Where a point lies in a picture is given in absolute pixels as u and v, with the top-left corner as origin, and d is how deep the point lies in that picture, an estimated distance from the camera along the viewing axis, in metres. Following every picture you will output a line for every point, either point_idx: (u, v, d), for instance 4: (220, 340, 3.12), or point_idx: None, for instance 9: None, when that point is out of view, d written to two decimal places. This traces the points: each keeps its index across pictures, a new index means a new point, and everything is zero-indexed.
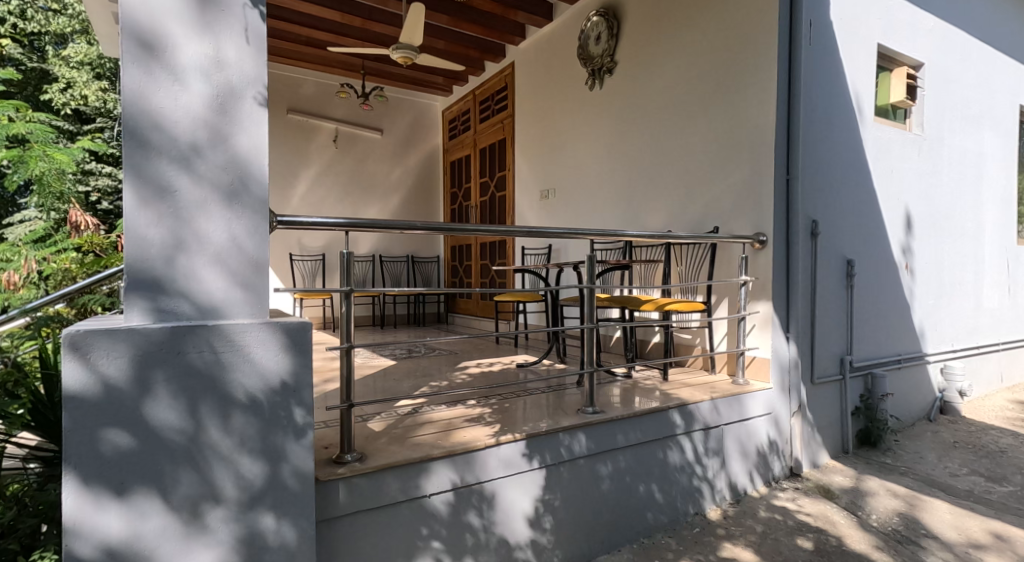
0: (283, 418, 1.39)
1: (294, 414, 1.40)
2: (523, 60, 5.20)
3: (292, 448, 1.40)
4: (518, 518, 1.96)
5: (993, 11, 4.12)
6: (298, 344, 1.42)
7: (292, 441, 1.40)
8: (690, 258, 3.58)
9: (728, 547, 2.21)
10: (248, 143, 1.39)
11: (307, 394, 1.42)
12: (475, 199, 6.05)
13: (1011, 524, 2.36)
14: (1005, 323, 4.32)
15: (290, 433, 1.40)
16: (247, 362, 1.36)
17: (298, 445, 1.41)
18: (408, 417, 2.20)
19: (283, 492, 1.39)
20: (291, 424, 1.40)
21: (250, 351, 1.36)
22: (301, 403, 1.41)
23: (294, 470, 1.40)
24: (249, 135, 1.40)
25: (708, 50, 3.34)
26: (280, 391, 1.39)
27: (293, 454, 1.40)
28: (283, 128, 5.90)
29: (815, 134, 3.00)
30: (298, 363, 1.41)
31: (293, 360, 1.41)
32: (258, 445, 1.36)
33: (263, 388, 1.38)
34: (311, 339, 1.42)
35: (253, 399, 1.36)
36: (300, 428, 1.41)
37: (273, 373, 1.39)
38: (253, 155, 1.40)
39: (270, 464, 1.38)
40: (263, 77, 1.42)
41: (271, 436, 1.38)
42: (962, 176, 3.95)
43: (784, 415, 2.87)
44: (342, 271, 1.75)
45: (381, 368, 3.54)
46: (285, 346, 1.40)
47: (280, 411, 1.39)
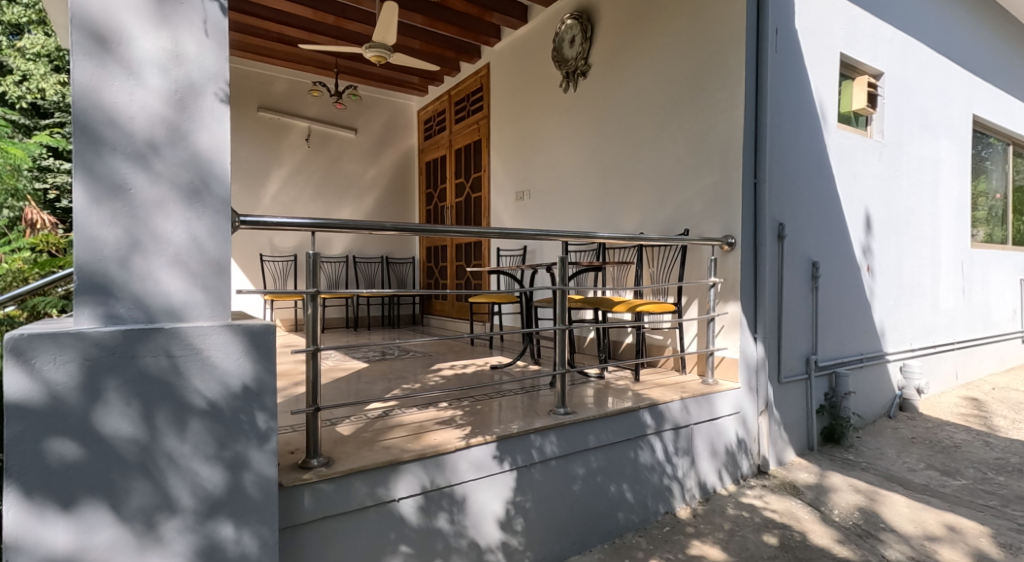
0: (245, 424, 1.36)
1: (256, 420, 1.37)
2: (498, 61, 5.20)
3: (254, 454, 1.38)
4: (489, 520, 1.95)
5: (949, 23, 4.28)
6: (261, 347, 1.39)
7: (254, 446, 1.37)
8: (661, 260, 3.62)
9: (697, 544, 2.24)
10: (208, 140, 1.36)
11: (270, 398, 1.40)
12: (450, 200, 6.03)
13: (965, 517, 2.44)
14: (961, 323, 4.49)
15: (252, 439, 1.37)
16: (207, 367, 1.33)
17: (261, 450, 1.38)
18: (378, 420, 2.18)
19: (242, 500, 1.36)
20: (253, 429, 1.37)
21: (209, 356, 1.33)
22: (264, 408, 1.39)
23: (255, 478, 1.37)
24: (210, 132, 1.36)
25: (679, 55, 3.39)
26: (242, 395, 1.36)
27: (255, 461, 1.38)
28: (253, 127, 5.77)
29: (782, 138, 3.07)
30: (262, 367, 1.39)
31: (256, 363, 1.39)
32: (217, 452, 1.33)
33: (223, 393, 1.34)
34: (276, 341, 1.40)
35: (213, 404, 1.33)
36: (262, 433, 1.38)
37: (234, 377, 1.36)
38: (215, 153, 1.37)
39: (230, 471, 1.34)
40: (225, 72, 1.39)
41: (232, 442, 1.35)
42: (920, 181, 4.10)
43: (751, 414, 2.92)
44: (308, 272, 1.71)
45: (353, 370, 3.49)
46: (247, 349, 1.38)
47: (241, 416, 1.36)
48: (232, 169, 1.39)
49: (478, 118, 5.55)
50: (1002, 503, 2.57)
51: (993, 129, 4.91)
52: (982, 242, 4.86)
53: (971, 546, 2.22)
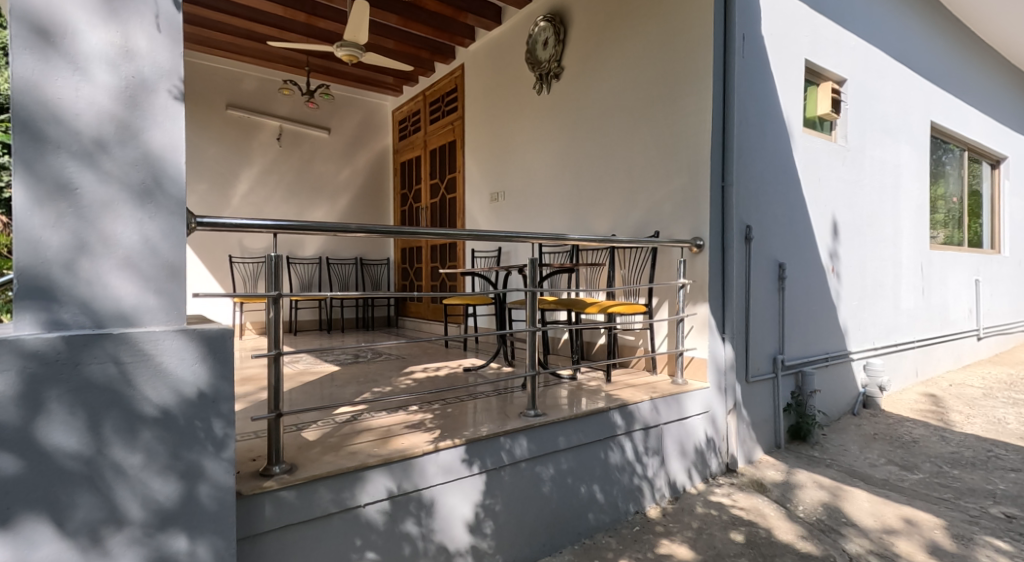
0: (200, 432, 1.33)
1: (212, 427, 1.35)
2: (472, 62, 5.18)
3: (210, 463, 1.34)
4: (457, 524, 1.93)
5: (909, 33, 4.43)
6: (218, 352, 1.37)
7: (210, 455, 1.34)
8: (633, 262, 3.65)
9: (666, 543, 2.26)
10: (161, 138, 1.32)
11: (227, 405, 1.37)
12: (425, 201, 5.98)
13: (921, 509, 2.51)
14: (921, 322, 4.64)
15: (208, 447, 1.34)
16: (159, 373, 1.29)
17: (217, 458, 1.35)
18: (346, 425, 2.14)
19: (197, 511, 1.33)
20: (209, 437, 1.34)
21: (162, 361, 1.29)
22: (220, 415, 1.36)
23: (211, 487, 1.35)
24: (163, 131, 1.33)
25: (649, 58, 3.42)
26: (197, 402, 1.34)
27: (212, 470, 1.35)
28: (221, 125, 5.62)
29: (748, 142, 3.13)
30: (218, 372, 1.37)
31: (212, 369, 1.36)
32: (170, 462, 1.29)
33: (176, 400, 1.31)
34: (233, 347, 1.38)
35: (166, 412, 1.29)
36: (219, 441, 1.36)
37: (189, 384, 1.33)
38: (168, 152, 1.33)
39: (185, 481, 1.31)
40: (179, 69, 1.36)
41: (186, 451, 1.31)
42: (882, 185, 4.22)
43: (720, 413, 2.96)
44: (270, 275, 1.66)
45: (324, 374, 3.42)
46: (202, 354, 1.35)
47: (196, 424, 1.33)
48: (186, 168, 1.36)
49: (453, 119, 5.53)
50: (955, 495, 2.66)
51: (950, 135, 5.09)
52: (940, 244, 5.04)
53: (926, 538, 2.28)
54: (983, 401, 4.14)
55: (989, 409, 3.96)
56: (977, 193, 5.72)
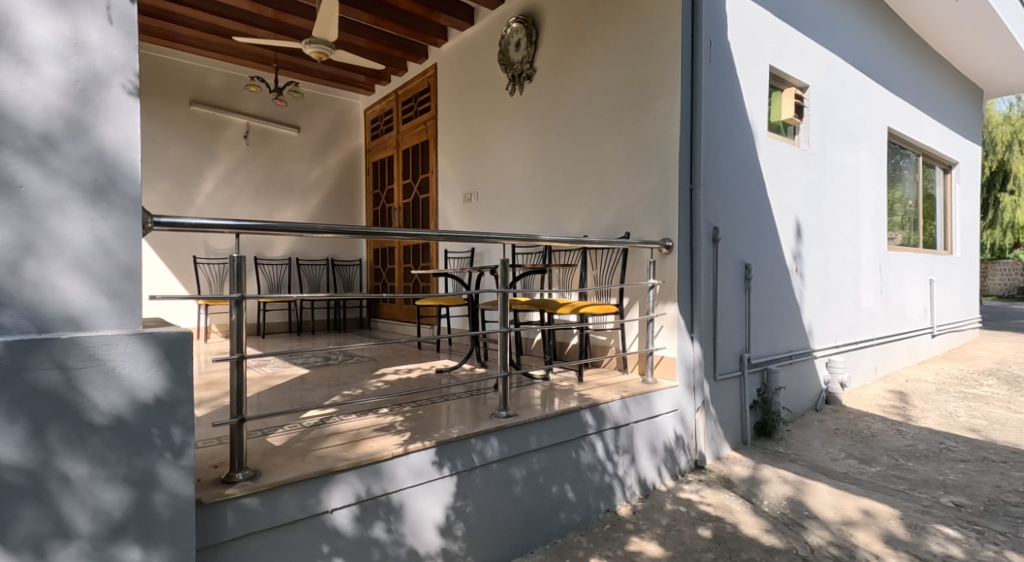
0: (156, 439, 1.30)
1: (169, 434, 1.32)
2: (445, 62, 5.17)
3: (166, 470, 1.31)
4: (428, 527, 1.92)
5: (867, 40, 4.59)
6: (175, 357, 1.34)
7: (167, 462, 1.31)
8: (604, 262, 3.69)
9: (636, 541, 2.29)
10: (115, 134, 1.29)
11: (186, 411, 1.35)
12: (398, 201, 5.93)
13: (879, 501, 2.60)
14: (880, 320, 4.80)
15: (165, 454, 1.31)
16: (112, 379, 1.26)
17: (174, 466, 1.32)
18: (314, 429, 2.11)
19: (151, 521, 1.29)
20: (166, 444, 1.31)
21: (116, 366, 1.26)
22: (178, 422, 1.34)
23: (167, 496, 1.31)
24: (117, 127, 1.30)
25: (618, 62, 3.47)
26: (153, 408, 1.31)
27: (168, 478, 1.32)
28: (185, 122, 5.47)
29: (716, 145, 3.20)
30: (177, 376, 1.34)
31: (170, 375, 1.34)
32: (123, 471, 1.26)
33: (130, 407, 1.28)
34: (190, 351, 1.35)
35: (118, 419, 1.26)
36: (177, 448, 1.33)
37: (144, 390, 1.30)
38: (123, 149, 1.30)
39: (139, 490, 1.28)
40: (134, 63, 1.33)
41: (140, 458, 1.28)
42: (843, 188, 4.36)
43: (688, 410, 3.02)
44: (232, 276, 1.62)
45: (292, 378, 3.36)
46: (158, 358, 1.32)
47: (152, 430, 1.30)
48: (141, 165, 1.33)
49: (425, 119, 5.50)
50: (910, 486, 2.76)
51: (906, 141, 5.30)
52: (897, 245, 5.23)
53: (882, 528, 2.36)
54: (937, 396, 4.31)
55: (942, 403, 4.12)
56: (931, 197, 5.96)
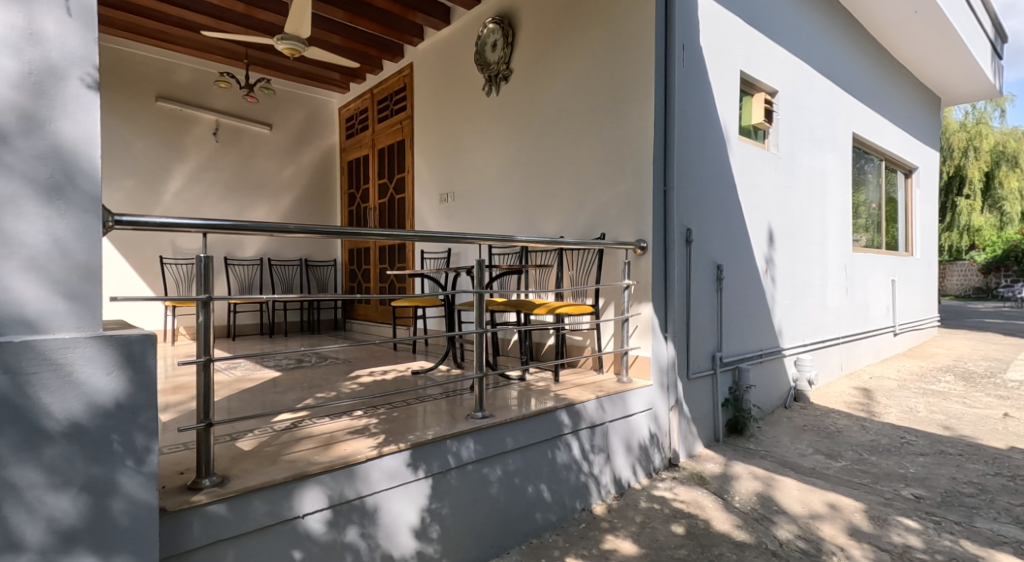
0: (117, 445, 1.28)
1: (130, 440, 1.30)
2: (421, 61, 5.15)
3: (127, 478, 1.29)
4: (402, 530, 1.91)
5: (833, 48, 4.72)
6: (137, 360, 1.32)
7: (128, 469, 1.29)
8: (580, 263, 3.72)
9: (611, 539, 2.32)
10: (72, 129, 1.27)
11: (149, 416, 1.33)
12: (373, 201, 5.88)
13: (844, 495, 2.68)
14: (846, 320, 4.94)
15: (127, 461, 1.29)
16: (70, 383, 1.23)
17: (135, 473, 1.30)
18: (286, 433, 2.08)
19: (110, 529, 1.27)
20: (127, 450, 1.29)
21: (73, 369, 1.24)
22: (141, 428, 1.31)
23: (127, 504, 1.29)
24: (74, 122, 1.27)
25: (594, 65, 3.50)
26: (114, 414, 1.28)
27: (129, 486, 1.29)
28: (151, 118, 5.33)
29: (688, 148, 3.26)
30: (140, 381, 1.32)
31: (131, 379, 1.31)
32: (80, 479, 1.23)
33: (88, 412, 1.25)
34: (152, 355, 1.33)
35: (76, 425, 1.23)
36: (139, 454, 1.31)
37: (104, 395, 1.27)
38: (81, 145, 1.28)
39: (97, 498, 1.25)
40: (92, 57, 1.30)
41: (99, 465, 1.26)
42: (811, 192, 4.47)
43: (662, 410, 3.06)
44: (200, 277, 1.59)
45: (264, 380, 3.31)
46: (119, 363, 1.30)
47: (113, 437, 1.28)
48: (101, 162, 1.30)
49: (401, 118, 5.47)
50: (873, 480, 2.85)
51: (870, 146, 5.46)
52: (862, 246, 5.40)
53: (847, 521, 2.43)
54: (899, 392, 4.46)
55: (903, 399, 4.27)
56: (894, 200, 6.16)
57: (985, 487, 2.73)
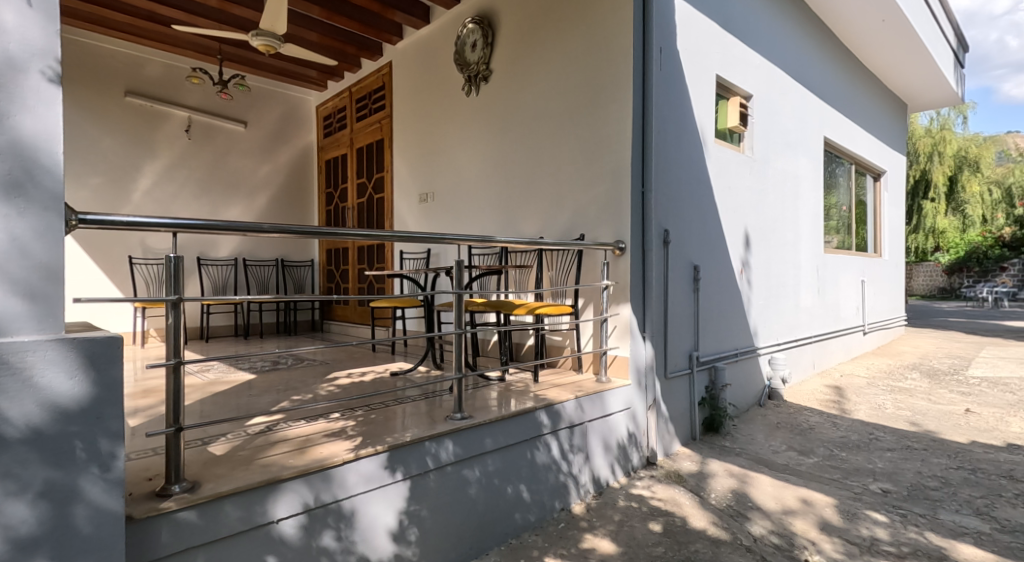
0: (80, 451, 1.25)
1: (94, 445, 1.27)
2: (400, 60, 5.11)
3: (90, 484, 1.26)
4: (380, 533, 1.90)
5: (805, 54, 4.82)
6: (101, 364, 1.29)
7: (92, 476, 1.26)
8: (560, 264, 3.74)
9: (589, 538, 2.33)
10: (33, 125, 1.24)
11: (113, 421, 1.30)
12: (352, 201, 5.83)
13: (815, 490, 2.74)
14: (818, 319, 5.05)
15: (91, 468, 1.26)
16: (30, 388, 1.20)
17: (99, 479, 1.27)
18: (260, 436, 2.05)
19: (72, 538, 1.24)
20: (91, 457, 1.26)
21: (33, 372, 1.21)
22: (106, 433, 1.29)
23: (90, 512, 1.26)
24: (35, 117, 1.25)
25: (573, 67, 3.52)
26: (77, 419, 1.25)
27: (93, 492, 1.26)
28: (120, 114, 5.21)
29: (666, 150, 3.30)
30: (104, 384, 1.29)
31: (96, 384, 1.28)
32: (40, 486, 1.20)
33: (49, 418, 1.22)
34: (117, 359, 1.30)
35: (35, 432, 1.20)
36: (104, 460, 1.28)
37: (67, 399, 1.24)
38: (43, 140, 1.25)
39: (59, 505, 1.22)
40: (55, 50, 1.27)
41: (61, 472, 1.23)
42: (784, 194, 4.56)
43: (640, 409, 3.09)
44: (170, 278, 1.55)
45: (238, 383, 3.25)
46: (83, 367, 1.27)
47: (76, 442, 1.25)
48: (63, 159, 1.28)
49: (380, 118, 5.43)
50: (843, 475, 2.92)
51: (841, 150, 5.59)
52: (833, 248, 5.52)
53: (818, 516, 2.49)
54: (868, 389, 4.57)
55: (872, 396, 4.37)
56: (863, 203, 6.31)
57: (948, 480, 2.82)
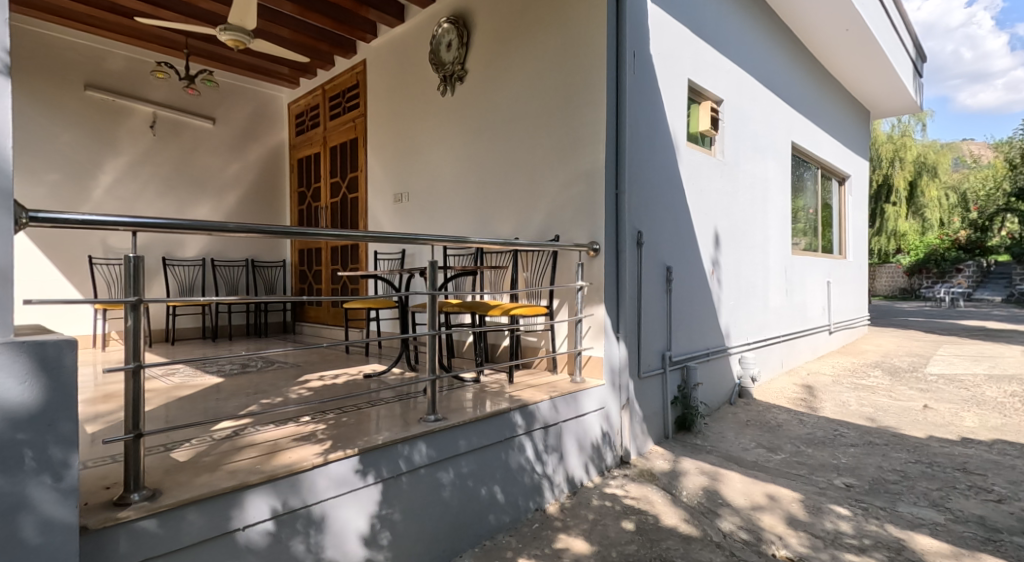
0: (31, 460, 1.21)
1: (46, 453, 1.23)
2: (375, 58, 5.06)
3: (41, 494, 1.22)
4: (351, 538, 1.87)
5: (773, 61, 4.93)
6: (53, 369, 1.25)
7: (43, 485, 1.22)
8: (535, 265, 3.74)
9: (563, 538, 2.34)
10: None
11: (67, 428, 1.26)
12: (325, 200, 5.74)
13: (782, 486, 2.80)
14: (786, 320, 5.16)
15: (42, 477, 1.22)
16: None
17: (51, 489, 1.23)
18: (225, 442, 2.00)
19: (21, 549, 1.20)
20: (42, 465, 1.22)
21: None
22: (59, 440, 1.25)
23: (40, 522, 1.22)
24: None
25: (548, 68, 3.53)
26: (27, 425, 1.21)
27: (44, 502, 1.22)
28: (80, 108, 5.03)
29: (639, 153, 3.33)
30: (57, 389, 1.25)
31: (47, 390, 1.24)
32: None
33: None
34: (71, 363, 1.26)
35: None
36: (57, 468, 1.24)
37: (15, 406, 1.20)
38: None
39: (6, 515, 1.18)
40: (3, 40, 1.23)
41: (10, 481, 1.18)
42: (754, 197, 4.65)
43: (614, 409, 3.11)
44: (130, 279, 1.51)
45: (204, 387, 3.17)
46: (33, 373, 1.23)
47: (25, 451, 1.21)
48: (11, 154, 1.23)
49: (354, 117, 5.36)
50: (809, 471, 2.99)
51: (808, 155, 5.73)
52: (800, 250, 5.66)
53: (785, 511, 2.54)
54: (833, 387, 4.69)
55: (837, 393, 4.49)
56: (829, 206, 6.48)
57: (907, 474, 2.91)
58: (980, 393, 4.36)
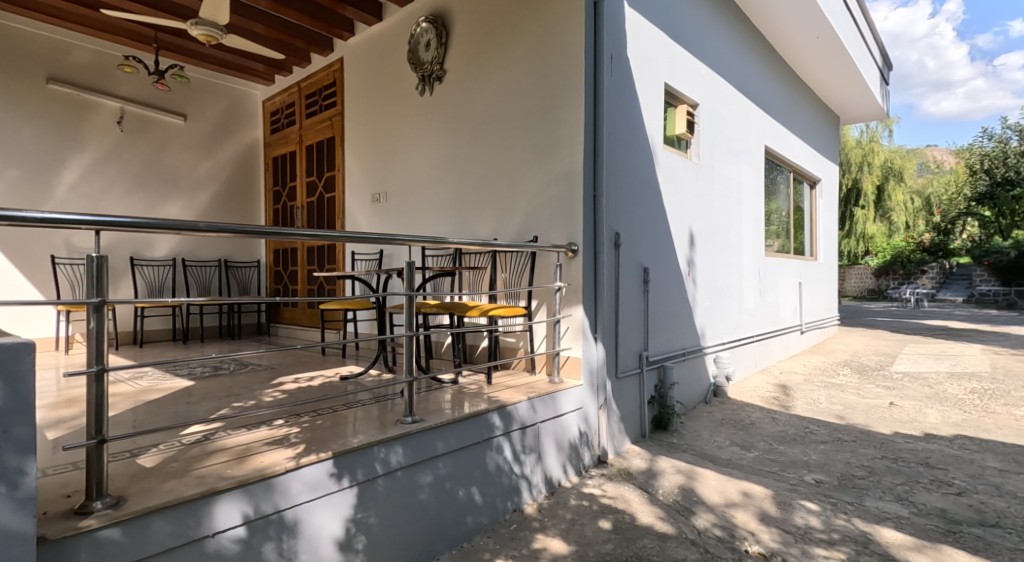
0: None
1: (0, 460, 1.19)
2: (352, 56, 5.01)
3: None
4: (324, 542, 1.84)
5: (747, 66, 5.02)
6: (10, 373, 1.21)
7: None
8: (514, 266, 3.74)
9: (541, 538, 2.34)
10: None
11: (24, 434, 1.22)
12: (300, 200, 5.66)
13: (755, 483, 2.84)
14: (760, 320, 5.25)
15: None
16: None
17: (6, 498, 1.20)
18: (194, 446, 1.95)
19: None
20: None
21: None
22: (15, 448, 1.21)
23: None
24: None
25: (526, 70, 3.53)
26: None
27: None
28: (43, 101, 4.87)
29: (616, 155, 3.35)
30: (12, 394, 1.21)
31: (3, 396, 1.21)
32: None
33: None
34: (28, 368, 1.23)
35: None
36: (11, 476, 1.21)
37: None
38: None
39: None
40: None
41: None
42: (729, 199, 4.72)
43: (592, 409, 3.13)
44: (93, 279, 1.46)
45: (174, 391, 3.09)
46: None
47: None
48: None
49: (331, 115, 5.29)
50: (781, 468, 3.04)
51: (780, 158, 5.84)
52: (773, 251, 5.77)
53: (757, 507, 2.58)
54: (805, 386, 4.79)
55: (808, 392, 4.58)
56: (801, 209, 6.61)
57: (873, 469, 2.98)
58: (944, 390, 4.49)
